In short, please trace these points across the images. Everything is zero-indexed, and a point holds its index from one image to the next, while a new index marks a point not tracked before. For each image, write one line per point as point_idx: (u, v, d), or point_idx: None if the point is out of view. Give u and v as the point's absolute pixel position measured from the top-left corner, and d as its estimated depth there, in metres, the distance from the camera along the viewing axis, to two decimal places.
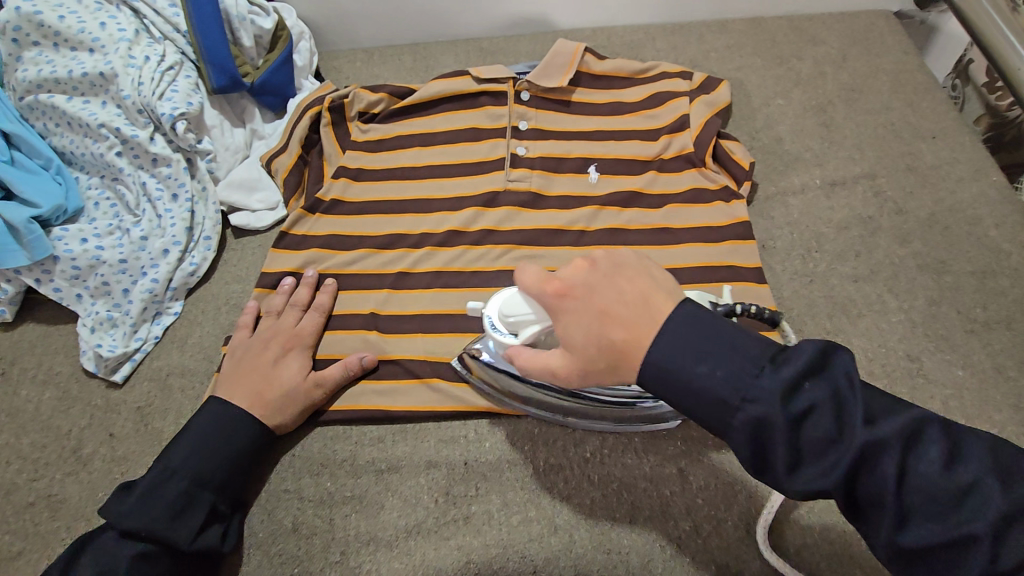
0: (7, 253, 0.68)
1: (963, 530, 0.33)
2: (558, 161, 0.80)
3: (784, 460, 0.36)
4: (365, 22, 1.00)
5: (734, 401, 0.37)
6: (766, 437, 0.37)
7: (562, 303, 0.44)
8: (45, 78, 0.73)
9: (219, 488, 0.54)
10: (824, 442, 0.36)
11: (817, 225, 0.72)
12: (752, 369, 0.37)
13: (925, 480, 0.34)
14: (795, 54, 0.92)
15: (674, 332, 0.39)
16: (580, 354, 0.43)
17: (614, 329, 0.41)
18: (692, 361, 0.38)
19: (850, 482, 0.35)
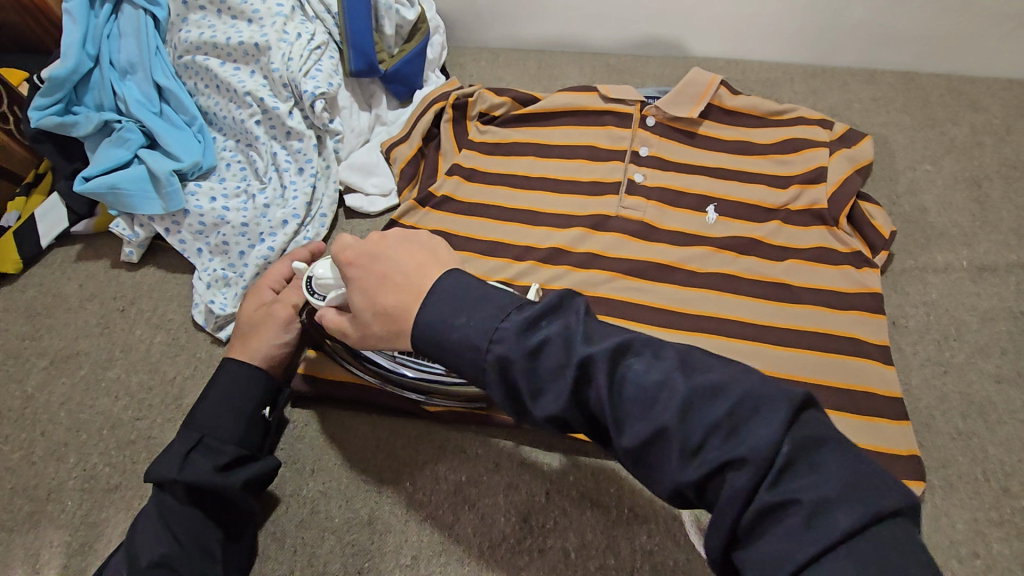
0: (146, 201, 0.73)
1: (671, 430, 0.32)
2: (676, 195, 0.77)
3: (533, 399, 0.36)
4: (497, 24, 1.00)
5: (483, 348, 0.36)
6: (510, 376, 0.36)
7: (349, 273, 0.45)
8: (205, 41, 0.77)
9: (213, 427, 0.54)
10: (553, 372, 0.35)
11: (958, 310, 0.67)
12: (497, 320, 0.37)
13: (635, 387, 0.34)
14: (952, 117, 0.85)
15: (436, 301, 0.39)
16: (368, 328, 0.44)
17: (392, 296, 0.42)
18: (452, 314, 0.38)
19: (609, 421, 0.34)
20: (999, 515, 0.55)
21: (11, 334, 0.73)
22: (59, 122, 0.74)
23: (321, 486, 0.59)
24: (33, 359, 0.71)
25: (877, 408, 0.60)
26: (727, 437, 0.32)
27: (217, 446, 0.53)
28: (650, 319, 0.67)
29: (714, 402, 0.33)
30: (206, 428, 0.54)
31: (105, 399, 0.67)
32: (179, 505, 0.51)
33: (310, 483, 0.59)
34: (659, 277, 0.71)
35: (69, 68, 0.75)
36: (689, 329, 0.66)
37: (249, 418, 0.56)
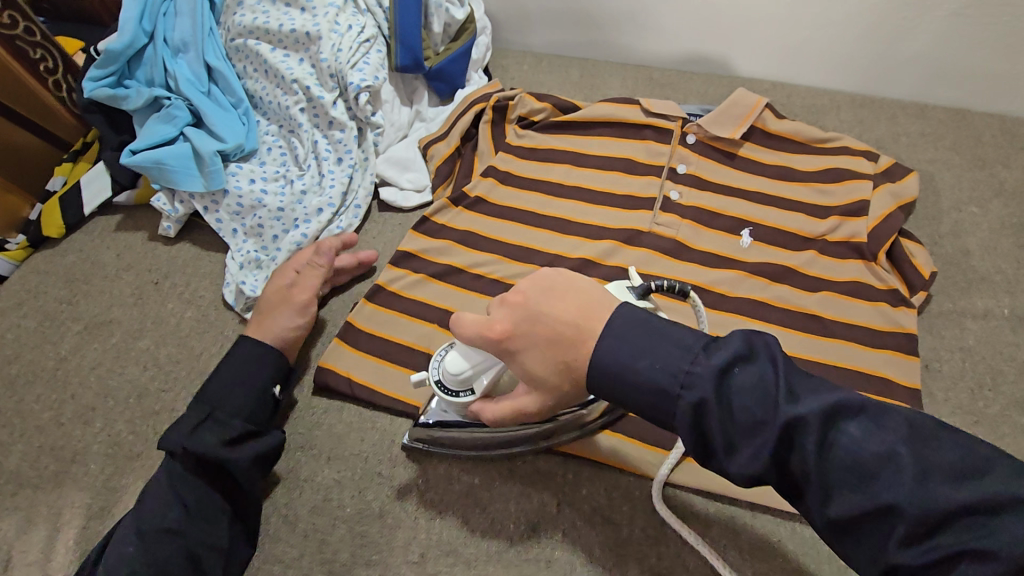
0: (189, 178, 0.74)
1: (898, 509, 0.33)
2: (711, 215, 0.76)
3: (729, 449, 0.38)
4: (543, 29, 1.00)
5: (673, 392, 0.38)
6: (702, 422, 0.38)
7: (513, 343, 0.46)
8: (257, 26, 0.78)
9: (223, 399, 0.57)
10: (750, 425, 0.37)
11: (995, 359, 0.65)
12: (684, 365, 0.39)
13: (846, 454, 0.35)
14: (1003, 159, 0.83)
15: (625, 368, 0.40)
16: (552, 385, 0.45)
17: (570, 352, 0.43)
18: (635, 357, 0.40)
19: (813, 489, 0.36)
20: None
21: (50, 297, 0.75)
22: (111, 94, 0.76)
23: (335, 474, 0.60)
24: (68, 322, 0.73)
25: None
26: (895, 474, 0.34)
27: (223, 417, 0.55)
28: None
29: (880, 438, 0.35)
30: (218, 402, 0.57)
31: (133, 367, 0.69)
32: (187, 473, 0.53)
33: (325, 471, 0.60)
34: None
35: (125, 43, 0.77)
36: None
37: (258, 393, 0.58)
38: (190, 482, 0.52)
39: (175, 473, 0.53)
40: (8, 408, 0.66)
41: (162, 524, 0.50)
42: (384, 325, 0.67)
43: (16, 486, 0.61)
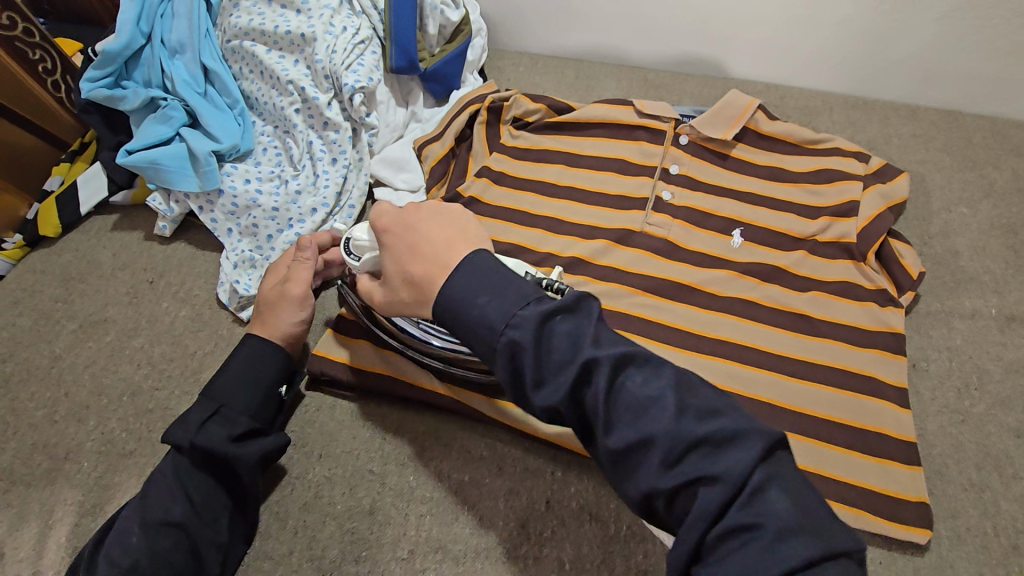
0: (183, 178, 0.75)
1: (656, 441, 0.36)
2: (702, 216, 0.76)
3: (536, 378, 0.39)
4: (539, 31, 1.00)
5: (498, 329, 0.40)
6: (520, 362, 0.39)
7: (384, 240, 0.50)
8: (253, 27, 0.79)
9: (239, 400, 0.56)
10: (559, 365, 0.39)
11: (982, 359, 0.66)
12: (513, 313, 0.40)
13: (627, 394, 0.38)
14: (994, 160, 0.83)
15: (451, 284, 0.43)
16: (396, 294, 0.49)
17: (417, 265, 0.46)
18: (473, 294, 0.42)
19: (600, 424, 0.38)
20: (1006, 572, 0.54)
21: (45, 296, 0.76)
22: (108, 95, 0.77)
23: (326, 472, 0.60)
24: (64, 321, 0.73)
25: (887, 450, 0.59)
26: (706, 456, 0.36)
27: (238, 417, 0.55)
28: (666, 337, 0.67)
29: (690, 428, 0.37)
30: (232, 401, 0.56)
31: (127, 366, 0.69)
32: (199, 471, 0.53)
33: (316, 468, 0.61)
34: (679, 297, 0.70)
35: (122, 44, 0.77)
36: (705, 352, 0.66)
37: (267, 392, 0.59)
38: (198, 480, 0.52)
39: (183, 469, 0.52)
40: (3, 406, 0.67)
41: (159, 519, 0.50)
42: None
43: (10, 483, 0.62)
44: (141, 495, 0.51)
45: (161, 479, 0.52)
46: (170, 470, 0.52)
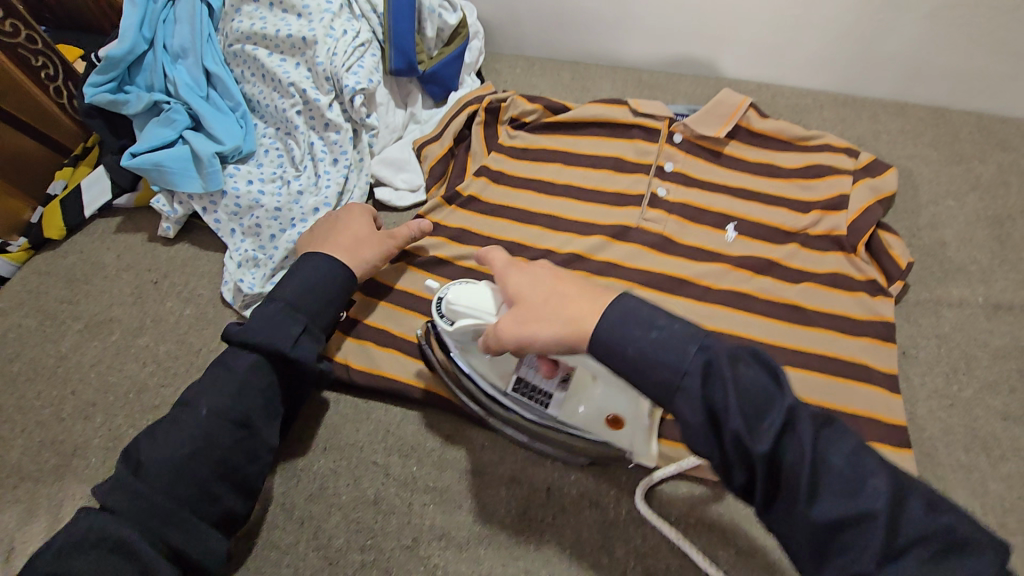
0: (187, 179, 0.76)
1: (878, 514, 0.37)
2: (696, 211, 0.78)
3: (684, 415, 0.42)
4: (535, 34, 1.02)
5: (681, 369, 0.42)
6: (713, 400, 0.41)
7: (521, 300, 0.52)
8: (255, 32, 0.80)
9: (279, 334, 0.58)
10: (767, 420, 0.40)
11: (969, 345, 0.67)
12: (682, 355, 0.43)
13: (835, 465, 0.39)
14: (979, 155, 0.85)
15: (610, 323, 0.46)
16: (543, 340, 0.49)
17: (563, 314, 0.49)
18: (646, 327, 0.44)
19: (803, 488, 0.39)
20: None
21: (51, 297, 0.77)
22: (111, 99, 0.78)
23: (331, 463, 0.61)
24: (69, 321, 0.74)
25: (878, 434, 0.61)
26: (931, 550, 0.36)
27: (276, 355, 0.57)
28: None
29: (812, 503, 0.38)
30: (268, 335, 0.58)
31: (133, 364, 0.71)
32: (229, 401, 0.54)
33: (321, 460, 0.62)
34: (674, 291, 0.72)
35: (125, 50, 0.79)
36: None
37: (306, 332, 0.60)
38: (223, 419, 0.54)
39: (214, 402, 0.54)
40: (10, 405, 0.68)
41: (179, 462, 0.51)
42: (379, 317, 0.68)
43: (18, 479, 0.63)
44: (171, 429, 0.53)
45: (191, 417, 0.54)
46: (203, 406, 0.54)
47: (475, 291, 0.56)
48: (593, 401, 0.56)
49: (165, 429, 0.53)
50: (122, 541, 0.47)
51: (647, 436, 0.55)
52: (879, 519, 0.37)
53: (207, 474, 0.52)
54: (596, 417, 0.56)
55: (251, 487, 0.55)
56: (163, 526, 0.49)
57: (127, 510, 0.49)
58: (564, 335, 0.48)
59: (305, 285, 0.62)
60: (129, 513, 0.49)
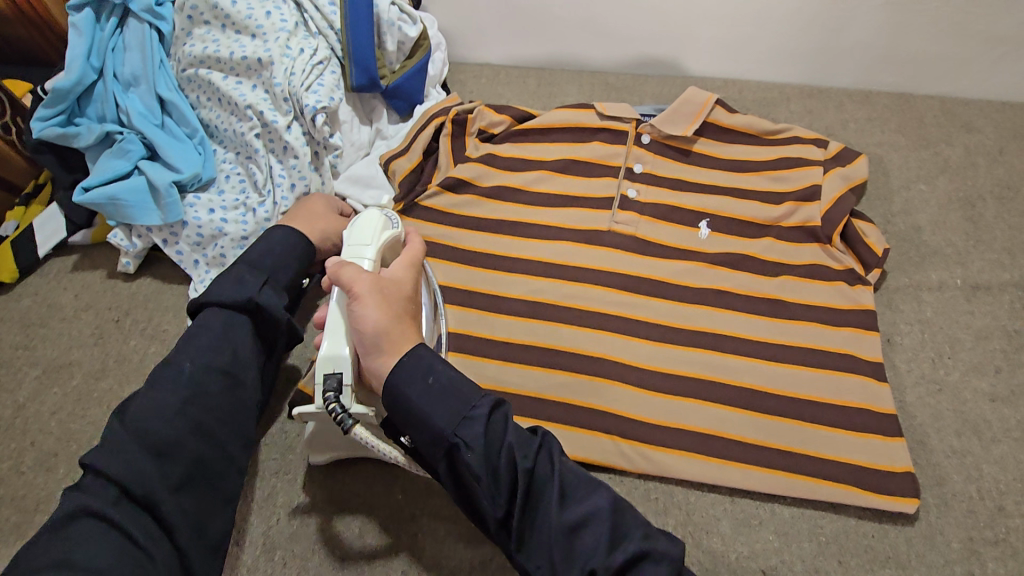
0: (145, 211, 0.73)
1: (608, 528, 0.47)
2: (669, 210, 0.77)
3: (467, 444, 0.47)
4: (498, 42, 1.01)
5: (464, 420, 0.48)
6: (491, 445, 0.48)
7: (384, 293, 0.52)
8: (208, 55, 0.78)
9: (249, 286, 0.58)
10: (521, 447, 0.49)
11: (952, 328, 0.67)
12: (486, 401, 0.49)
13: (574, 499, 0.48)
14: (945, 138, 0.86)
15: (417, 360, 0.50)
16: (371, 339, 0.50)
17: (399, 327, 0.51)
18: (436, 367, 0.50)
19: (556, 499, 0.47)
20: (994, 534, 0.55)
21: (6, 343, 0.73)
22: (61, 133, 0.76)
23: (312, 497, 0.59)
24: (26, 368, 0.70)
25: (871, 425, 0.60)
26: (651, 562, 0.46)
27: (247, 309, 0.57)
28: (645, 334, 0.67)
29: (566, 522, 0.47)
30: (237, 288, 0.57)
31: (96, 408, 0.67)
32: (208, 353, 0.53)
33: (301, 495, 0.59)
34: (654, 293, 0.71)
35: (73, 80, 0.76)
36: (683, 344, 0.66)
37: (268, 284, 0.59)
38: (210, 368, 0.53)
39: (199, 356, 0.53)
40: None
41: (174, 410, 0.50)
42: None
43: None
44: (149, 388, 0.51)
45: (173, 374, 0.52)
46: (185, 362, 0.53)
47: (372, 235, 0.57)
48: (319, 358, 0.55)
49: (144, 392, 0.51)
50: (105, 511, 0.44)
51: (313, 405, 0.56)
52: (557, 497, 0.48)
53: (203, 419, 0.51)
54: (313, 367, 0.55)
55: (241, 443, 0.54)
56: (153, 478, 0.46)
57: (111, 465, 0.45)
58: (387, 331, 0.50)
59: (264, 251, 0.62)
60: (113, 462, 0.46)
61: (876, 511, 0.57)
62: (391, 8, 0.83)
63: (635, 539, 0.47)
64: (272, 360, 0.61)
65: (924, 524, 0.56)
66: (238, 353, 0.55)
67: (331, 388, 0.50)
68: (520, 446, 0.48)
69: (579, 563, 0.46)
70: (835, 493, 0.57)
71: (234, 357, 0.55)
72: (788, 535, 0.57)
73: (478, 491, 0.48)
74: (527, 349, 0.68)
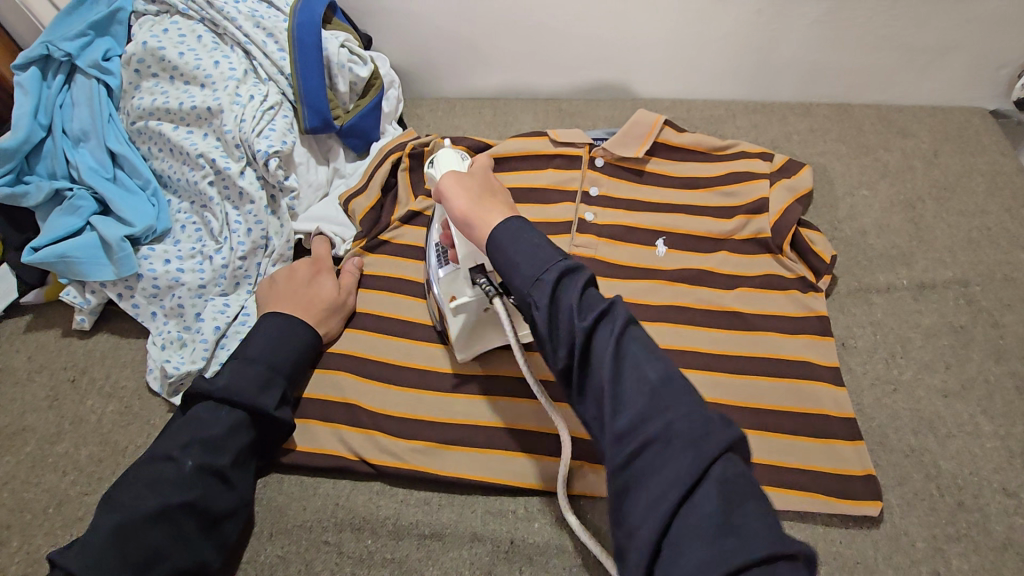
0: (98, 267, 0.72)
1: (645, 407, 0.40)
2: (626, 230, 0.78)
3: (535, 301, 0.46)
4: (451, 76, 1.03)
5: (538, 277, 0.46)
6: (559, 302, 0.45)
7: (471, 189, 0.56)
8: (158, 107, 0.78)
9: (237, 379, 0.59)
10: (587, 309, 0.44)
11: (903, 328, 0.69)
12: (575, 272, 0.46)
13: (628, 373, 0.42)
14: (883, 144, 0.90)
15: (510, 226, 0.50)
16: (465, 212, 0.54)
17: (499, 207, 0.54)
18: (519, 235, 0.49)
19: (601, 363, 0.43)
20: (956, 530, 0.56)
21: None
22: (9, 193, 0.75)
23: (280, 550, 0.59)
24: None
25: (833, 432, 0.61)
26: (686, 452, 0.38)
27: (252, 411, 0.58)
28: None
29: (611, 382, 0.42)
30: (237, 388, 0.58)
31: (51, 474, 0.65)
32: (189, 441, 0.55)
33: (268, 548, 0.59)
34: None
35: (19, 140, 0.75)
36: None
37: (264, 380, 0.60)
38: (186, 453, 0.55)
39: (181, 440, 0.55)
40: None
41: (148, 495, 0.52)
42: (319, 387, 0.66)
43: None
44: (142, 486, 0.53)
45: (157, 458, 0.55)
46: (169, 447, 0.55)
47: (451, 162, 0.61)
48: (446, 288, 0.63)
49: (135, 472, 0.54)
50: None
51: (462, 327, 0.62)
52: (606, 362, 0.42)
53: (190, 525, 0.53)
54: (446, 295, 0.63)
55: (209, 527, 0.54)
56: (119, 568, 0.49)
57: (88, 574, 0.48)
58: (479, 216, 0.53)
59: (262, 345, 0.62)
60: (89, 572, 0.48)
61: (842, 516, 0.58)
62: (341, 50, 0.83)
63: (680, 424, 0.39)
64: (269, 453, 0.62)
65: (888, 525, 0.57)
66: (237, 458, 0.57)
67: (479, 275, 0.57)
68: (590, 308, 0.44)
69: (619, 432, 0.40)
70: (799, 502, 0.58)
71: (231, 461, 0.57)
72: None
73: (545, 349, 0.47)
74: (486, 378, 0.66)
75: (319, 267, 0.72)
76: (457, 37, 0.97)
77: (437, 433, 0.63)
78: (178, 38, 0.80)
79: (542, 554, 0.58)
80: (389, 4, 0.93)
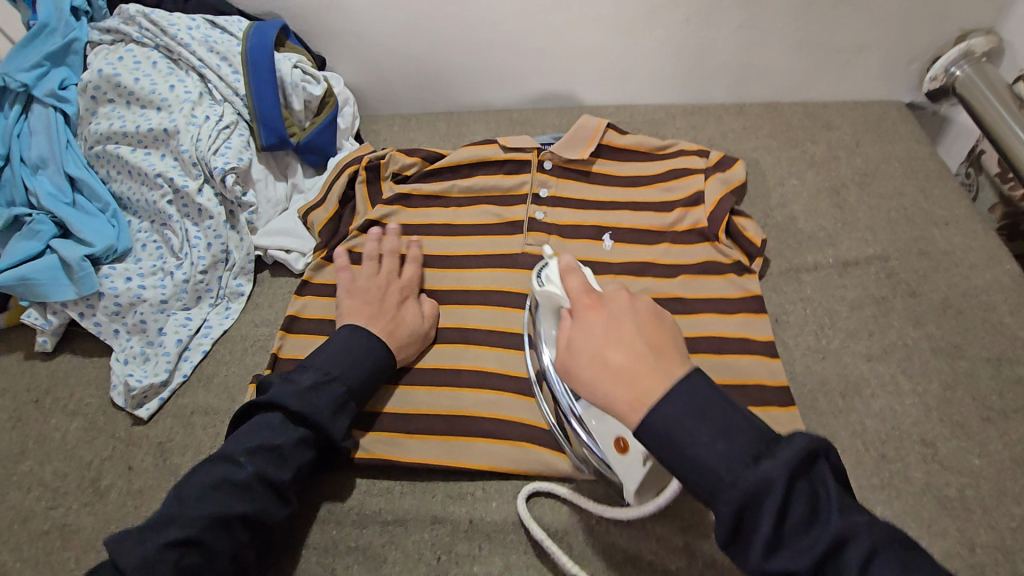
0: (59, 287, 0.74)
1: None
2: (573, 229, 0.83)
3: (722, 494, 0.42)
4: (405, 93, 1.08)
5: (721, 475, 0.42)
6: (741, 518, 0.41)
7: (612, 348, 0.50)
8: (114, 131, 0.80)
9: (331, 407, 0.61)
10: (760, 499, 0.41)
11: (830, 302, 0.74)
12: (739, 443, 0.43)
13: (803, 534, 0.40)
14: (810, 137, 0.96)
15: (678, 391, 0.45)
16: (606, 395, 0.49)
17: (633, 367, 0.48)
18: (699, 432, 0.44)
19: (787, 546, 0.40)
20: (880, 481, 0.61)
21: None
22: None
23: None
24: None
25: (770, 399, 0.65)
26: None
27: (332, 437, 0.60)
28: None
29: (793, 558, 0.40)
30: (328, 414, 0.60)
31: (16, 493, 0.66)
32: (265, 452, 0.57)
33: None
34: None
35: None
36: None
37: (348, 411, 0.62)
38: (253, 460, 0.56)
39: (253, 448, 0.57)
40: None
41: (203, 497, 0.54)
42: None
43: None
44: (206, 487, 0.55)
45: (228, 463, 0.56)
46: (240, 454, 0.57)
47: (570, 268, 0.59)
48: (606, 427, 0.59)
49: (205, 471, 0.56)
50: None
51: (638, 484, 0.56)
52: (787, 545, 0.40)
53: (244, 536, 0.55)
54: (607, 436, 0.58)
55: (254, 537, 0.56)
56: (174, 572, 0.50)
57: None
58: (625, 396, 0.47)
59: (352, 364, 0.64)
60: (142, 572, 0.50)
61: None
62: (294, 70, 0.86)
63: None
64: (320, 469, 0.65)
65: None
66: (298, 475, 0.59)
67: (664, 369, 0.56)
68: (755, 491, 0.41)
69: None
70: None
71: (292, 476, 0.58)
72: (701, 511, 0.61)
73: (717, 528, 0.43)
74: (440, 371, 0.70)
75: (406, 293, 0.73)
76: (408, 56, 1.01)
77: (397, 423, 0.67)
78: (133, 64, 0.83)
79: (501, 534, 0.61)
80: (340, 27, 0.97)
